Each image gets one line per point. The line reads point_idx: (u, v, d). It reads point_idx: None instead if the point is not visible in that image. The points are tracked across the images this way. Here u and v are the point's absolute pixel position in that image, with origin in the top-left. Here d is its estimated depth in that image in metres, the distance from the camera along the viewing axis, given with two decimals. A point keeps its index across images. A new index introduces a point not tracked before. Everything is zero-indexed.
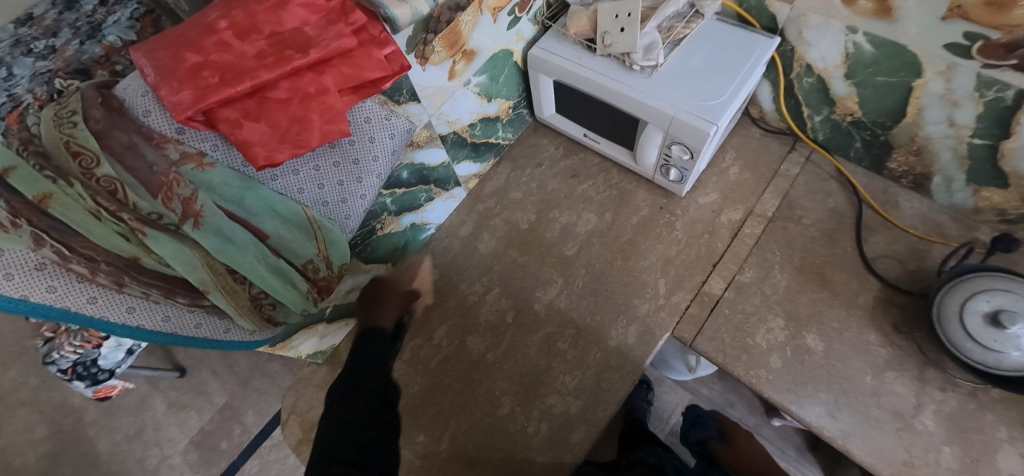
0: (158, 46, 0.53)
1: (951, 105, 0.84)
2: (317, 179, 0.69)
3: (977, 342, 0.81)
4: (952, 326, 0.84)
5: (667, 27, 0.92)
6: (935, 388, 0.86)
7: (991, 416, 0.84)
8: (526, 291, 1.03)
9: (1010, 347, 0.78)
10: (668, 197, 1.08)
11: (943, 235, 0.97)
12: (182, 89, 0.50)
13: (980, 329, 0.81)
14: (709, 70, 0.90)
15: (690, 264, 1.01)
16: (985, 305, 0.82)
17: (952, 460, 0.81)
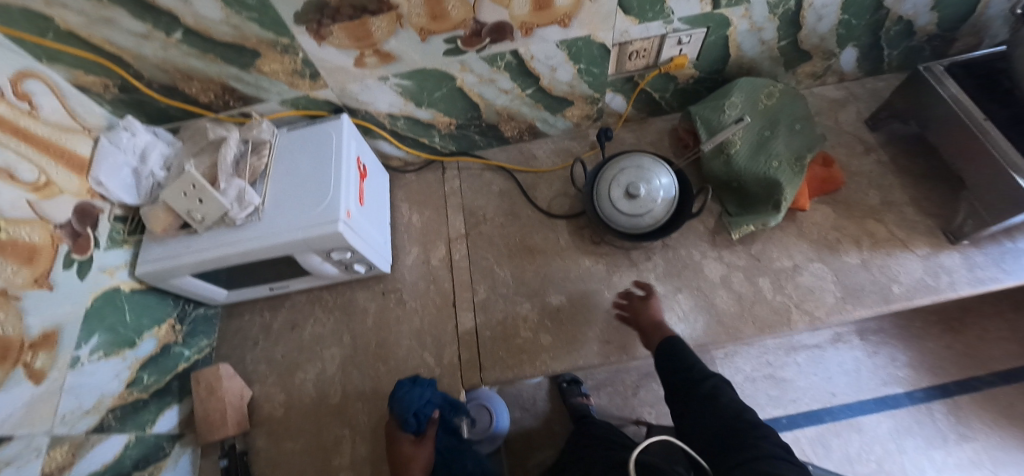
0: None
1: (491, 82, 1.00)
2: None
3: (637, 216, 0.96)
4: (618, 218, 0.97)
5: (241, 169, 0.90)
6: (646, 261, 1.02)
7: (686, 250, 1.03)
8: (323, 468, 0.92)
9: (652, 203, 0.95)
10: (383, 279, 1.08)
11: (575, 155, 1.17)
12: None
13: (630, 207, 0.96)
14: (307, 177, 0.91)
15: (437, 319, 1.02)
16: (618, 191, 0.97)
17: (688, 301, 0.97)
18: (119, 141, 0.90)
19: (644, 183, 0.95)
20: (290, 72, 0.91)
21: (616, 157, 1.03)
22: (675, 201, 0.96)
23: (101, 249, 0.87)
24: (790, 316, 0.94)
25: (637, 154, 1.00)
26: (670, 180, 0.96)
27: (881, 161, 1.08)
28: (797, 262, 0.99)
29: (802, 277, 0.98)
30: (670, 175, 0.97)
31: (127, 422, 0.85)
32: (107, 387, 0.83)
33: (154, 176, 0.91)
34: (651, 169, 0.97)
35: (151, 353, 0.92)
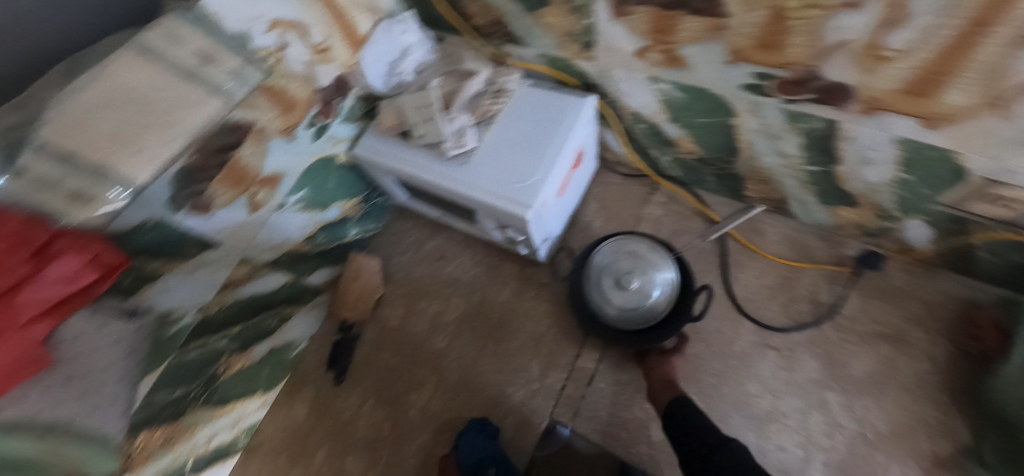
0: None
1: (773, 138, 0.79)
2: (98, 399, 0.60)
3: (630, 309, 0.85)
4: (609, 313, 0.87)
5: (474, 106, 0.87)
6: (821, 434, 0.81)
7: (882, 456, 0.78)
8: (401, 397, 0.98)
9: (647, 296, 0.84)
10: (535, 266, 1.03)
11: (813, 258, 0.92)
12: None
13: (622, 300, 0.85)
14: (524, 143, 0.85)
15: (562, 338, 0.95)
16: (609, 282, 0.87)
17: None
18: (391, 31, 0.92)
19: (638, 274, 0.85)
20: (566, 32, 0.81)
21: (601, 243, 0.91)
22: (676, 291, 0.84)
23: (339, 120, 0.93)
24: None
25: (624, 237, 0.89)
26: (666, 263, 0.85)
27: None
28: None
29: None
30: (668, 259, 0.86)
31: (291, 268, 0.97)
32: (293, 234, 0.94)
33: (403, 77, 0.95)
34: (644, 251, 0.86)
35: (333, 219, 1.02)
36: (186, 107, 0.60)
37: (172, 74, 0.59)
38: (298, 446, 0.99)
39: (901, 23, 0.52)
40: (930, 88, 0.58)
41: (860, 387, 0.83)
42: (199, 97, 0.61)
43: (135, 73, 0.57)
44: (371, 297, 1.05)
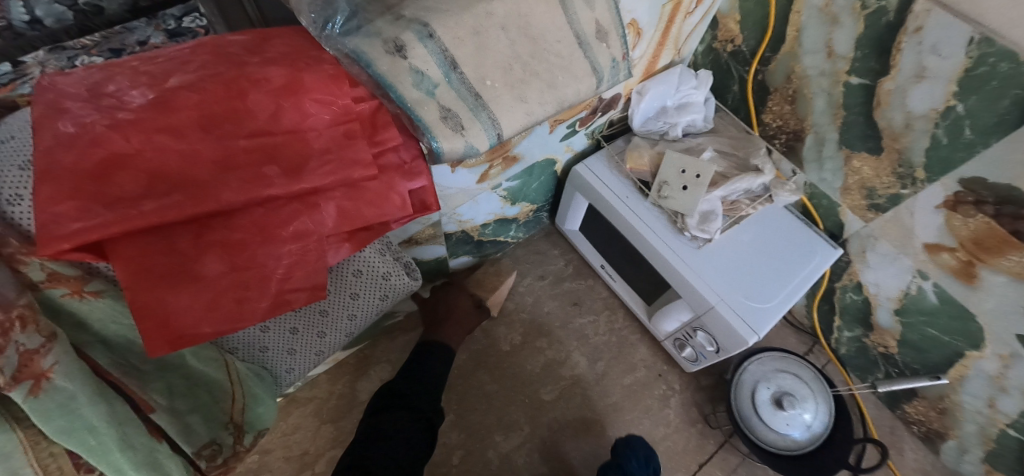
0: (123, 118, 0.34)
1: (999, 390, 0.74)
2: (291, 343, 0.47)
3: (776, 430, 0.82)
4: (755, 422, 0.84)
5: (733, 200, 0.79)
6: None
7: None
8: (485, 430, 0.87)
9: (797, 428, 0.81)
10: (670, 365, 0.95)
11: None
12: (60, 185, 0.31)
13: (773, 419, 0.82)
14: (762, 260, 0.78)
15: (674, 456, 0.87)
16: (766, 393, 0.85)
17: None
18: (683, 82, 0.82)
19: (799, 399, 0.83)
20: (863, 192, 0.77)
21: (762, 353, 0.90)
22: (826, 434, 0.83)
23: (585, 132, 0.84)
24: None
25: (790, 358, 0.88)
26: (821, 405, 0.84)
27: None
28: None
29: None
30: (826, 398, 0.85)
31: (452, 245, 0.85)
32: (478, 216, 0.83)
33: (666, 128, 0.84)
34: (808, 382, 0.85)
35: (509, 216, 0.91)
36: (572, 76, 0.52)
37: (571, 36, 0.51)
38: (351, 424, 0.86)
39: None
40: None
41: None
42: (581, 72, 0.53)
43: (550, 19, 0.49)
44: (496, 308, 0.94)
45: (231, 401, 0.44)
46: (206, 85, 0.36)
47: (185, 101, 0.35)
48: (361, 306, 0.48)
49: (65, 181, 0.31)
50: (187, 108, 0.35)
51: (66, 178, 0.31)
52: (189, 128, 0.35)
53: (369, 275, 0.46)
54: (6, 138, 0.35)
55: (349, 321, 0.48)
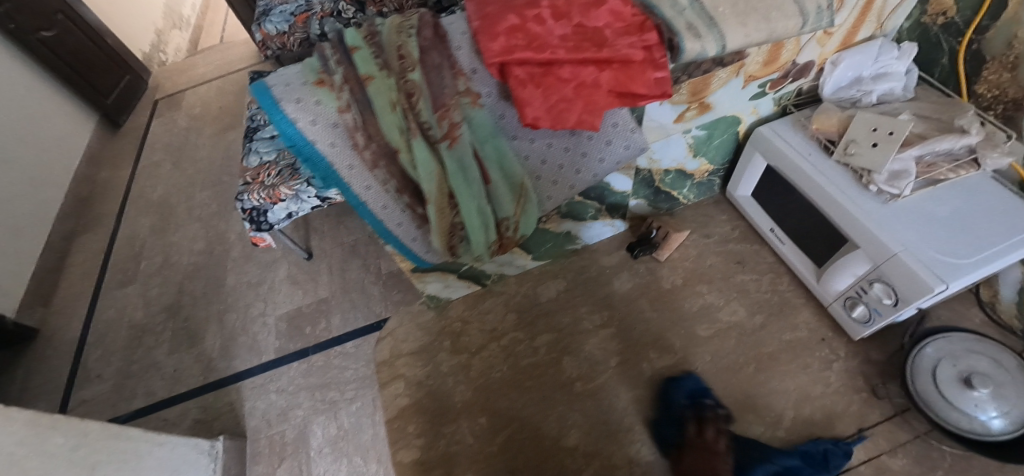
0: (511, 11, 0.59)
1: None
2: (556, 176, 0.66)
3: (959, 408, 0.78)
4: (933, 397, 0.80)
5: (928, 162, 0.82)
6: None
7: None
8: (641, 347, 0.98)
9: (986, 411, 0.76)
10: (835, 332, 0.96)
11: None
12: (486, 36, 0.56)
13: (957, 396, 0.78)
14: (958, 224, 0.78)
15: (830, 413, 0.88)
16: (950, 371, 0.81)
17: None
18: (883, 54, 0.88)
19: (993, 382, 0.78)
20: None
21: (950, 335, 0.86)
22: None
23: (773, 96, 0.94)
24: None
25: (982, 343, 0.83)
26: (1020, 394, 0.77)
27: None
28: None
29: None
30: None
31: (636, 184, 1.02)
32: (663, 161, 0.98)
33: (861, 96, 0.90)
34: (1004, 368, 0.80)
35: (687, 170, 1.05)
36: (783, 14, 0.64)
37: None
38: (528, 318, 1.05)
39: None
40: None
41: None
42: (790, 13, 0.65)
43: None
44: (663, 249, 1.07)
45: (519, 200, 0.64)
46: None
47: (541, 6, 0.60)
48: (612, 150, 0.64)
49: (490, 33, 0.56)
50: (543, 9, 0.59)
51: (489, 34, 0.56)
52: (544, 17, 0.58)
53: (621, 128, 0.63)
54: (450, 21, 0.60)
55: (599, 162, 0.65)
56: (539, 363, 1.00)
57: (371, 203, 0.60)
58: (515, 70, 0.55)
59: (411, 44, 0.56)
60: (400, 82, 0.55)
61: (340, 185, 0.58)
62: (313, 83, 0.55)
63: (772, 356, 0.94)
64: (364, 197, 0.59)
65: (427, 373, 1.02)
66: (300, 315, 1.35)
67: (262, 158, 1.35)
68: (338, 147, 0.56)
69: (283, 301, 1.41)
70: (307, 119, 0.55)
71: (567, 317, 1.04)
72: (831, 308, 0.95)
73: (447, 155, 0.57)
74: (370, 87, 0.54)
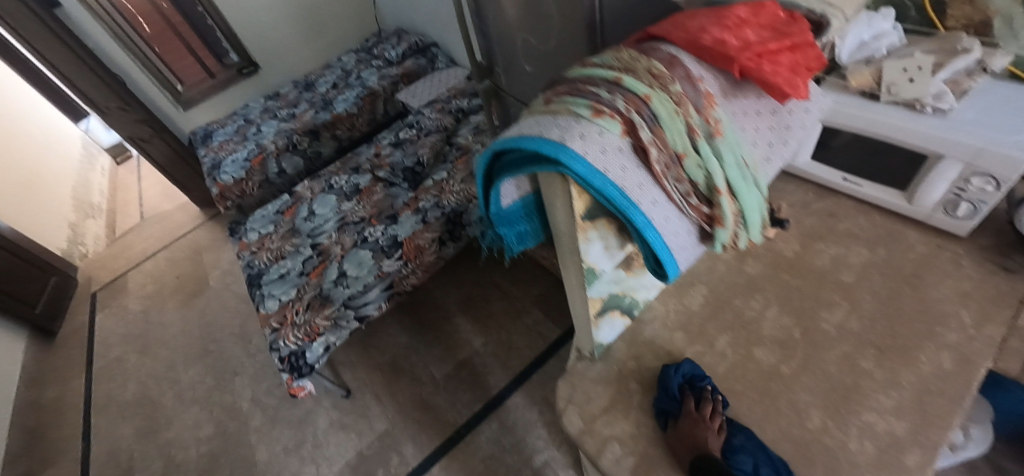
0: (705, 26, 0.66)
1: None
2: (770, 153, 0.71)
3: None
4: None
5: (953, 80, 1.03)
6: None
7: None
8: (809, 311, 1.03)
9: None
10: (943, 238, 1.10)
11: None
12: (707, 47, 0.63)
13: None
14: (1007, 113, 0.97)
15: (993, 300, 0.98)
16: None
17: None
18: (873, 20, 1.13)
19: None
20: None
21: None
22: None
23: None
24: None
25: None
26: None
27: None
28: None
29: None
30: None
31: None
32: None
33: (874, 53, 1.12)
34: None
35: None
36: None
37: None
38: (694, 327, 1.06)
39: None
40: None
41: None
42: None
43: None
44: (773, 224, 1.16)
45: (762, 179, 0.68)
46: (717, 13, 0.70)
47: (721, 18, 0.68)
48: (804, 119, 0.73)
49: (712, 43, 0.63)
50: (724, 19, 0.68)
51: (709, 43, 0.63)
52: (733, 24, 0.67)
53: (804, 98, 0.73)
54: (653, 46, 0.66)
55: (796, 131, 0.73)
56: (734, 365, 0.98)
57: (657, 218, 0.59)
58: (748, 63, 0.62)
59: (652, 64, 0.61)
60: (668, 94, 0.58)
61: (632, 206, 0.58)
62: (591, 117, 0.57)
63: (914, 276, 1.04)
64: (651, 212, 0.59)
65: (636, 420, 0.94)
66: (367, 459, 1.76)
67: (280, 302, 1.76)
68: (628, 169, 0.57)
69: (340, 449, 1.80)
70: (596, 151, 0.55)
71: (727, 310, 1.07)
72: (934, 219, 1.10)
73: (720, 147, 0.60)
74: (651, 104, 0.57)
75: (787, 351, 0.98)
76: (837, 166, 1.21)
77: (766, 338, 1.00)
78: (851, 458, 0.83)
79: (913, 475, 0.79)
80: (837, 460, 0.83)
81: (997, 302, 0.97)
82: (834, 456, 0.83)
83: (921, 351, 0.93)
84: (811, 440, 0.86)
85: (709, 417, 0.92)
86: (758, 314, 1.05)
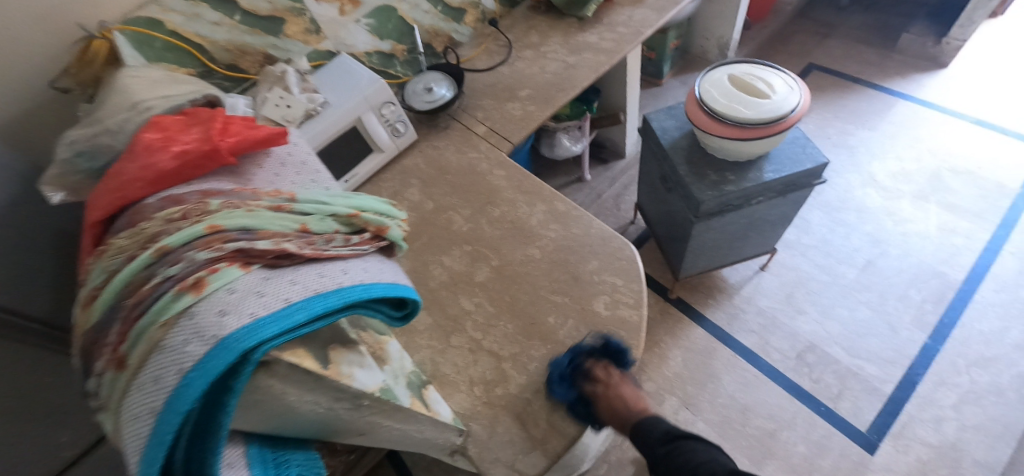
0: (143, 167, 0.59)
1: (415, 7, 1.66)
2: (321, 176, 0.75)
3: (441, 99, 1.53)
4: (438, 105, 1.52)
5: (303, 87, 1.35)
6: (554, 53, 1.68)
7: (571, 40, 1.71)
8: (453, 233, 1.29)
9: (441, 91, 1.54)
10: (416, 148, 1.54)
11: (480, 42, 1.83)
12: (171, 178, 0.58)
13: (436, 97, 1.53)
14: (344, 79, 1.40)
15: (466, 141, 1.51)
16: (423, 98, 1.53)
17: (586, 55, 1.63)
18: None
19: (427, 86, 1.56)
20: (303, 30, 1.44)
21: (404, 97, 1.57)
22: (448, 80, 1.58)
23: None
24: (641, 38, 1.64)
25: (405, 89, 1.58)
26: (429, 80, 1.57)
27: None
28: (626, 13, 1.73)
29: (631, 17, 1.71)
30: (426, 75, 1.60)
31: None
32: None
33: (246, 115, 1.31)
34: (417, 84, 1.57)
35: None
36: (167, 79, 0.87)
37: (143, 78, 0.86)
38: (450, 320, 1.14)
39: None
40: None
41: (544, 47, 1.72)
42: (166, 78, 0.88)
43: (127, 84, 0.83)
44: None
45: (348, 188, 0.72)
46: (123, 159, 0.62)
47: (134, 154, 0.61)
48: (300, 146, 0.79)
49: (166, 172, 0.58)
50: (141, 152, 0.61)
51: (166, 175, 0.58)
52: (151, 148, 0.62)
53: None
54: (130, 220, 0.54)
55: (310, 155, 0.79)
56: (489, 295, 1.15)
57: (363, 275, 0.55)
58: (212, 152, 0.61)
59: (163, 220, 0.50)
60: (221, 213, 0.51)
61: (341, 291, 0.50)
62: (205, 288, 0.43)
63: (441, 169, 1.45)
64: (354, 277, 0.54)
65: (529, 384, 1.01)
66: None
67: None
68: (295, 278, 0.49)
69: None
70: (257, 302, 0.44)
71: (438, 284, 1.20)
72: (400, 145, 1.49)
73: (310, 199, 0.60)
74: (224, 229, 0.48)
75: (482, 256, 1.22)
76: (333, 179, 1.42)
77: (470, 263, 1.22)
78: (561, 237, 1.20)
79: (569, 209, 1.24)
80: (563, 243, 1.18)
81: (467, 140, 1.51)
82: (560, 245, 1.18)
83: (493, 181, 1.37)
84: (550, 256, 1.17)
85: (529, 321, 1.08)
86: (448, 265, 1.23)
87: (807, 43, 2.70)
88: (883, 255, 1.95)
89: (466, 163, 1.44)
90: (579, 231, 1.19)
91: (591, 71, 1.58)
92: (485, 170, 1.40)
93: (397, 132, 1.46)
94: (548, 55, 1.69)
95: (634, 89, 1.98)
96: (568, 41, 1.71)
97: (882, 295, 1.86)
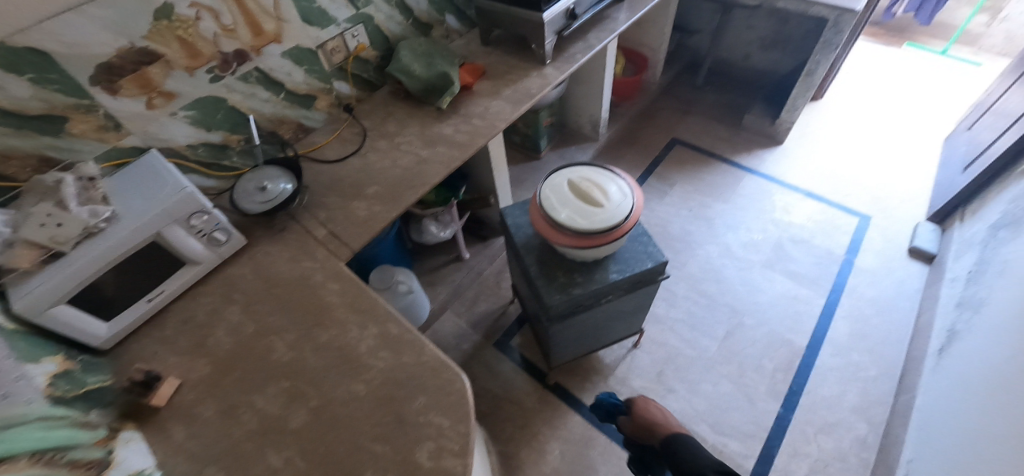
0: None
1: (253, 95, 1.52)
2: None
3: (275, 197, 1.37)
4: (272, 205, 1.36)
5: (84, 198, 1.14)
6: (409, 145, 1.62)
7: (427, 131, 1.66)
8: (271, 364, 1.12)
9: (277, 187, 1.38)
10: (245, 254, 1.37)
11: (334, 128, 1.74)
12: None
13: (270, 196, 1.37)
14: (145, 185, 1.21)
15: (303, 246, 1.36)
16: (255, 198, 1.36)
17: (441, 148, 1.59)
18: None
19: (260, 183, 1.39)
20: (97, 128, 1.25)
21: (233, 196, 1.38)
22: (285, 175, 1.43)
23: None
24: (496, 132, 1.63)
25: (236, 187, 1.39)
26: (263, 176, 1.41)
27: (485, 51, 1.98)
28: (483, 105, 1.73)
29: (488, 109, 1.72)
30: (261, 170, 1.43)
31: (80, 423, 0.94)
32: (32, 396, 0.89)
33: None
34: (248, 182, 1.40)
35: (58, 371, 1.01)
36: None
37: None
38: None
39: (230, 28, 1.37)
40: (256, 26, 1.43)
41: (399, 138, 1.65)
42: None
43: None
44: (171, 381, 1.11)
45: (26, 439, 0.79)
46: None
47: None
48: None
49: None
50: None
51: None
52: None
53: None
54: None
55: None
56: (301, 445, 0.99)
57: None
58: None
59: None
60: None
61: None
62: None
63: (269, 281, 1.29)
64: None
65: None
66: None
67: None
68: None
69: None
70: None
71: (244, 434, 1.02)
72: (223, 253, 1.32)
73: None
74: None
75: (300, 393, 1.06)
76: (130, 301, 1.20)
77: (286, 404, 1.05)
78: (391, 367, 1.08)
79: (404, 331, 1.14)
80: (392, 374, 1.06)
81: (304, 246, 1.36)
82: (388, 377, 1.06)
83: (326, 297, 1.24)
84: (375, 392, 1.04)
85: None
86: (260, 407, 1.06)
87: (669, 119, 2.94)
88: (739, 326, 2.07)
89: (298, 274, 1.29)
90: (411, 358, 1.09)
91: (443, 166, 1.53)
92: (318, 283, 1.26)
93: (217, 240, 1.29)
94: (402, 146, 1.62)
95: (502, 173, 1.98)
96: (424, 132, 1.66)
97: (740, 367, 1.95)
